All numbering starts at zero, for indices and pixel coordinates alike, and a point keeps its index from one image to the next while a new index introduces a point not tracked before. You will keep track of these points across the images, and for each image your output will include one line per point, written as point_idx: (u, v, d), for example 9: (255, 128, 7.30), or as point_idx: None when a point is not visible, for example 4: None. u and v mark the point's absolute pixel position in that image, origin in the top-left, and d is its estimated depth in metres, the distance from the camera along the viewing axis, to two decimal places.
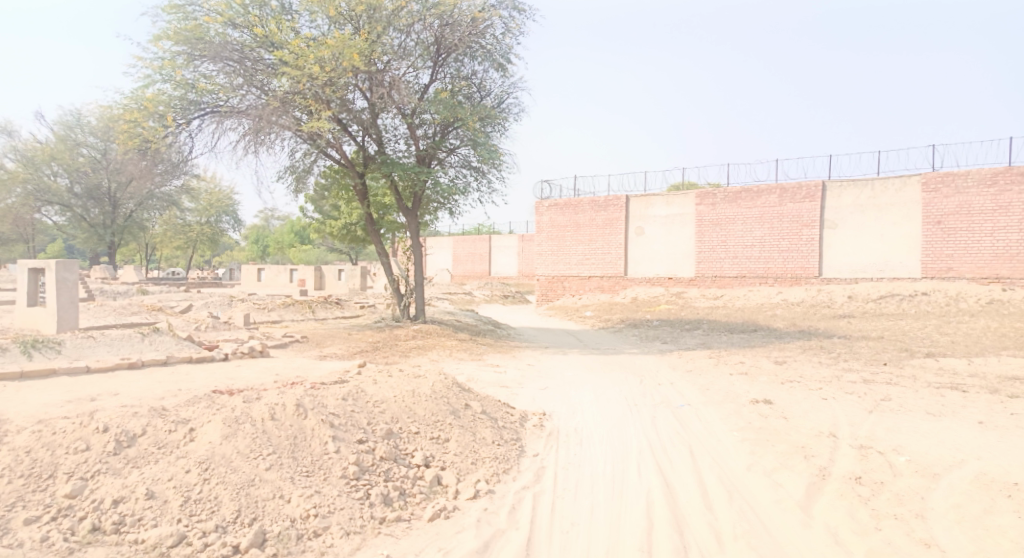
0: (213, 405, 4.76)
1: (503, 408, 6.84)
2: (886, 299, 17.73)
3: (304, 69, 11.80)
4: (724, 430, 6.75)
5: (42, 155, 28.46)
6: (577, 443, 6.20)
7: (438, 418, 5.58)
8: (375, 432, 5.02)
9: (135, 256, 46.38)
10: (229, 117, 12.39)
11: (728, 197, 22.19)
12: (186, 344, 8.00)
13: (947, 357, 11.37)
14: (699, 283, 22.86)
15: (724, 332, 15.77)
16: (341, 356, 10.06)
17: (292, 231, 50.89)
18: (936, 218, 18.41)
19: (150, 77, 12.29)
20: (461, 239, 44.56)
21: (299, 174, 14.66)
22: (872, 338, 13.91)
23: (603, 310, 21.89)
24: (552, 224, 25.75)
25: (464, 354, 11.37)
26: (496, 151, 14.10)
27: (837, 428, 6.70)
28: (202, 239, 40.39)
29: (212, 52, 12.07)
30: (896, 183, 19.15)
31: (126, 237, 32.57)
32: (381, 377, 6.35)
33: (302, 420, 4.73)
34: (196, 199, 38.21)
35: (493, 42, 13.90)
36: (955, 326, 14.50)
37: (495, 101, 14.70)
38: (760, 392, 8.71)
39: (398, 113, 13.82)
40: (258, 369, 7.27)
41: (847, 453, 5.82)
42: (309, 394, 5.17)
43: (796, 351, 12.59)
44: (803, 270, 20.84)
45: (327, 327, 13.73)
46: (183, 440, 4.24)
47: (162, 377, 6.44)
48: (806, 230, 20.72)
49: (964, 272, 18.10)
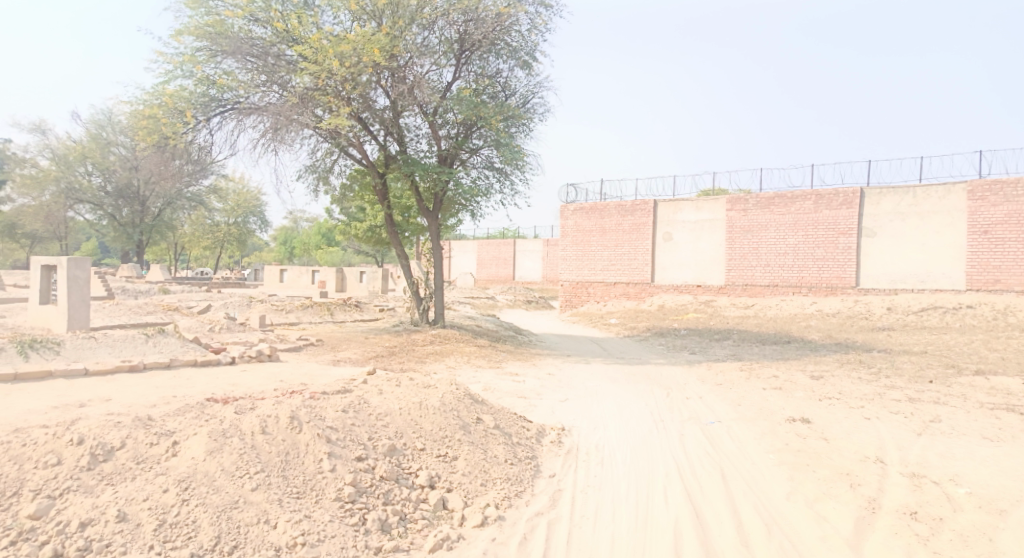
0: (202, 416, 4.42)
1: (518, 422, 6.40)
2: (928, 312, 16.82)
3: (323, 65, 11.54)
4: (758, 451, 6.21)
5: (75, 154, 28.98)
6: (598, 462, 5.72)
7: (446, 434, 5.17)
8: (377, 448, 4.62)
9: (166, 255, 47.21)
10: (249, 114, 12.24)
11: (760, 203, 21.42)
12: (192, 347, 7.75)
13: (999, 375, 10.56)
14: (729, 291, 22.11)
15: (755, 343, 15.07)
16: (354, 361, 9.73)
17: (318, 233, 51.25)
18: (984, 228, 17.41)
19: (172, 73, 12.22)
20: (485, 243, 44.25)
21: (321, 175, 14.48)
22: (914, 353, 13.10)
23: (628, 316, 21.28)
24: (576, 229, 25.26)
25: (482, 361, 10.96)
26: (520, 152, 13.66)
27: (883, 453, 6.09)
28: (229, 239, 40.81)
29: (232, 48, 11.95)
30: (940, 190, 18.19)
31: (154, 237, 33.04)
32: (388, 386, 5.93)
33: (296, 434, 4.35)
34: (224, 200, 38.64)
35: (519, 39, 13.52)
36: (1004, 341, 13.60)
37: (520, 101, 14.29)
38: (795, 409, 8.10)
39: (420, 112, 13.54)
40: (263, 374, 6.96)
41: (898, 483, 5.22)
42: (306, 405, 4.78)
43: (833, 365, 11.87)
44: (839, 279, 19.97)
45: (344, 330, 13.47)
46: (164, 456, 3.91)
47: (160, 382, 6.16)
48: (842, 237, 19.85)
49: (1013, 285, 17.08)
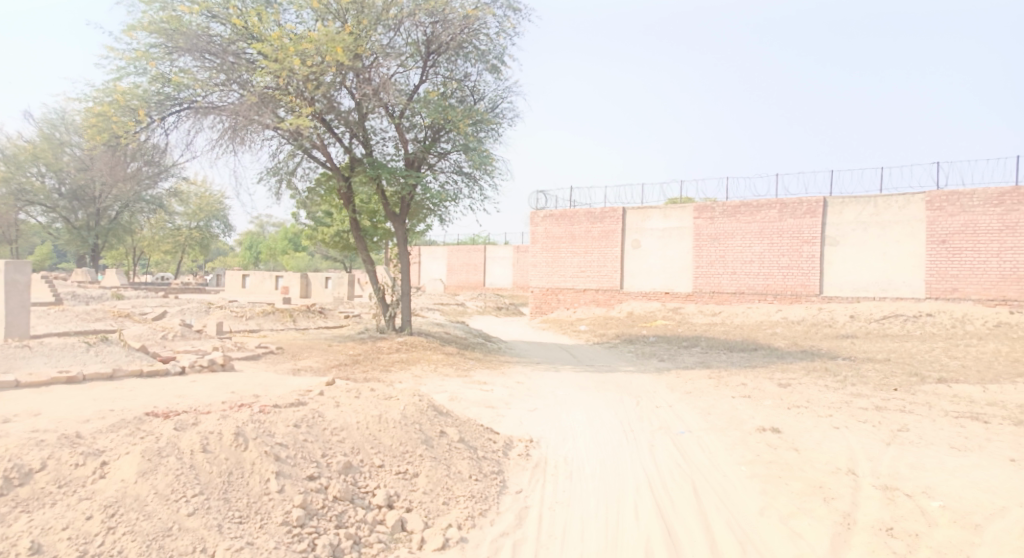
0: (137, 433, 4.06)
1: (484, 434, 6.15)
2: (889, 320, 17.13)
3: (284, 63, 11.17)
4: (730, 463, 6.07)
5: (26, 154, 27.75)
6: (567, 476, 5.50)
7: (406, 449, 4.89)
8: (331, 466, 4.33)
9: (124, 260, 45.61)
10: (207, 114, 11.77)
11: (727, 211, 21.63)
12: (138, 356, 7.31)
13: (959, 382, 10.72)
14: (697, 299, 22.22)
15: (723, 350, 15.10)
16: (314, 369, 9.35)
17: (284, 238, 50.22)
18: (942, 237, 17.85)
19: (123, 69, 11.68)
20: (455, 249, 43.89)
21: (283, 177, 14.01)
22: (877, 360, 13.26)
23: (597, 324, 21.21)
24: (546, 235, 25.15)
25: (449, 369, 10.66)
26: (489, 156, 13.45)
27: (854, 464, 6.02)
28: (190, 243, 39.64)
29: (188, 44, 11.50)
30: (900, 200, 18.61)
31: (110, 240, 31.84)
32: (346, 398, 5.61)
33: (241, 452, 4.03)
34: (185, 203, 37.52)
35: (487, 42, 13.35)
36: (963, 349, 13.89)
37: (489, 106, 14.09)
38: (764, 418, 8.03)
39: (386, 114, 13.24)
40: (213, 385, 6.56)
41: (871, 496, 5.12)
42: (254, 420, 4.45)
43: (799, 373, 11.92)
44: (804, 287, 20.23)
45: (306, 337, 13.02)
46: (91, 478, 3.54)
47: (98, 393, 5.73)
48: (807, 246, 20.14)
49: (970, 293, 17.51)
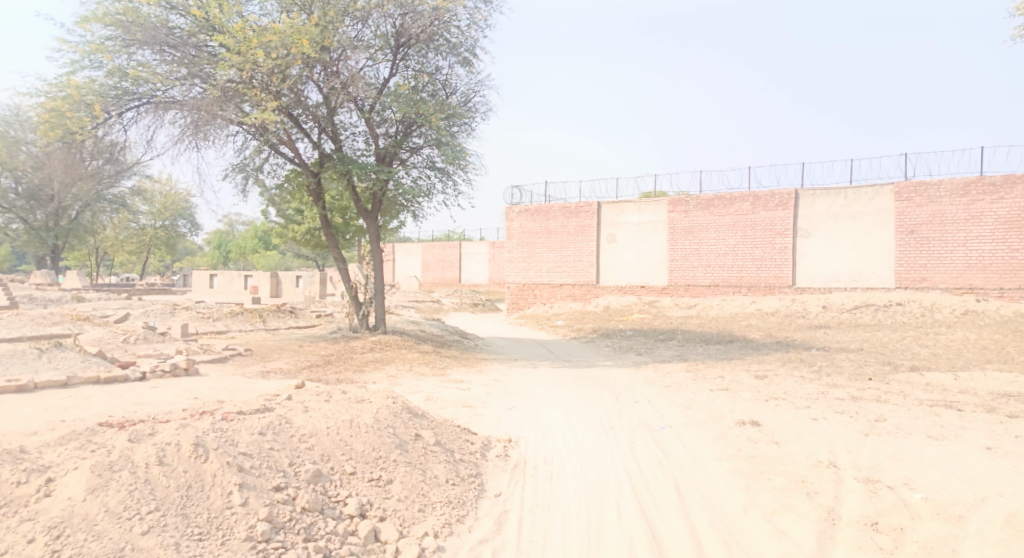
0: (87, 445, 3.72)
1: (461, 436, 5.97)
2: (860, 310, 17.37)
3: (247, 55, 10.79)
4: (711, 459, 5.99)
5: None
6: (547, 477, 5.35)
7: (379, 455, 4.69)
8: (299, 475, 4.09)
9: (87, 261, 44.17)
10: (167, 109, 11.32)
11: (701, 204, 21.73)
12: (95, 361, 6.93)
13: (931, 371, 10.88)
14: (672, 292, 22.30)
15: (699, 343, 15.13)
16: (284, 372, 9.04)
17: (255, 236, 49.21)
18: (910, 228, 18.17)
19: (77, 63, 11.16)
20: (430, 246, 43.49)
21: (249, 173, 13.57)
22: (851, 350, 13.41)
23: (574, 319, 21.14)
24: (522, 231, 24.99)
25: (425, 368, 10.44)
26: (462, 151, 13.23)
27: (835, 456, 5.99)
28: (156, 242, 38.52)
29: (146, 36, 11.04)
30: (870, 192, 18.91)
31: (71, 241, 30.72)
32: (315, 402, 5.36)
33: (201, 464, 3.73)
34: (150, 202, 36.39)
35: (459, 34, 13.11)
36: (933, 337, 14.13)
37: (461, 99, 13.86)
38: (743, 411, 7.99)
39: (355, 108, 12.91)
40: (175, 391, 6.24)
41: (853, 489, 5.08)
42: (216, 429, 4.18)
43: (775, 364, 11.97)
44: (777, 278, 20.43)
45: (277, 338, 12.65)
46: (33, 497, 3.20)
47: (48, 403, 5.36)
48: (779, 238, 20.35)
49: (938, 282, 17.85)
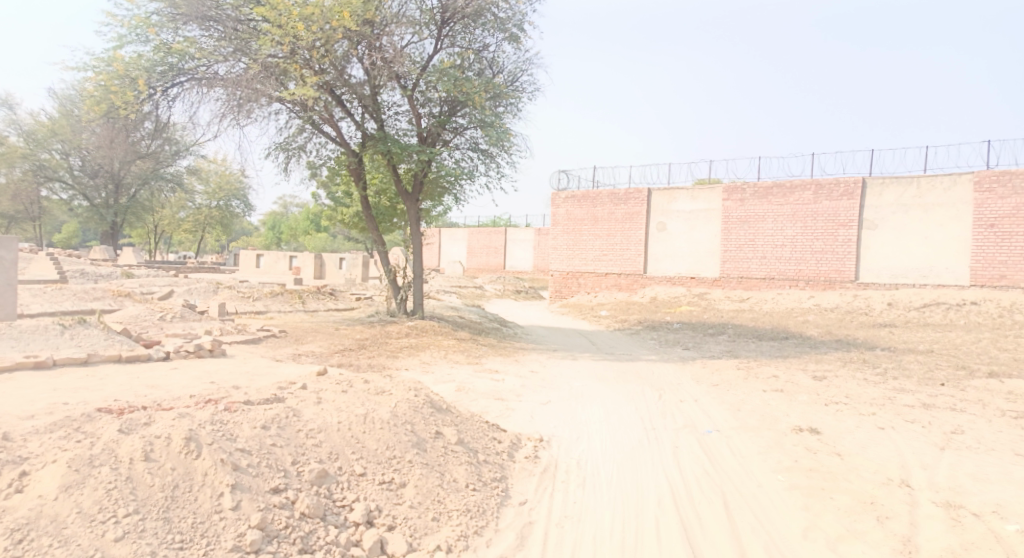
0: (73, 435, 3.43)
1: (488, 433, 5.53)
2: (930, 308, 16.05)
3: (286, 28, 10.52)
4: (765, 470, 5.35)
5: (44, 131, 27.63)
6: (580, 485, 4.84)
7: (394, 454, 4.29)
8: (303, 476, 3.74)
9: (147, 239, 45.83)
10: (209, 85, 11.20)
11: (758, 192, 20.57)
12: (118, 340, 6.89)
13: (1013, 378, 9.78)
14: (724, 284, 21.28)
15: (752, 339, 14.24)
16: (315, 355, 8.83)
17: (307, 218, 50.16)
18: (990, 221, 16.64)
19: (124, 38, 11.14)
20: (476, 231, 43.26)
21: (291, 152, 13.42)
22: (920, 352, 12.31)
23: (619, 309, 20.47)
24: (568, 217, 24.33)
25: (459, 356, 10.06)
26: (506, 132, 12.69)
27: (907, 473, 5.22)
28: (211, 222, 39.57)
29: (191, 10, 10.93)
30: (945, 181, 17.40)
31: (130, 218, 31.74)
32: (331, 393, 5.00)
33: (192, 461, 3.40)
34: (205, 182, 37.36)
35: (507, 10, 12.54)
36: (1014, 341, 12.85)
37: (507, 79, 13.31)
38: (801, 416, 7.24)
39: (398, 87, 12.53)
40: (194, 374, 6.07)
41: (932, 515, 4.35)
42: (214, 421, 3.86)
43: (835, 365, 11.06)
44: (838, 273, 19.16)
45: (314, 320, 12.57)
46: (3, 493, 2.90)
47: (61, 382, 5.23)
48: (842, 230, 19.03)
49: (1020, 281, 16.31)
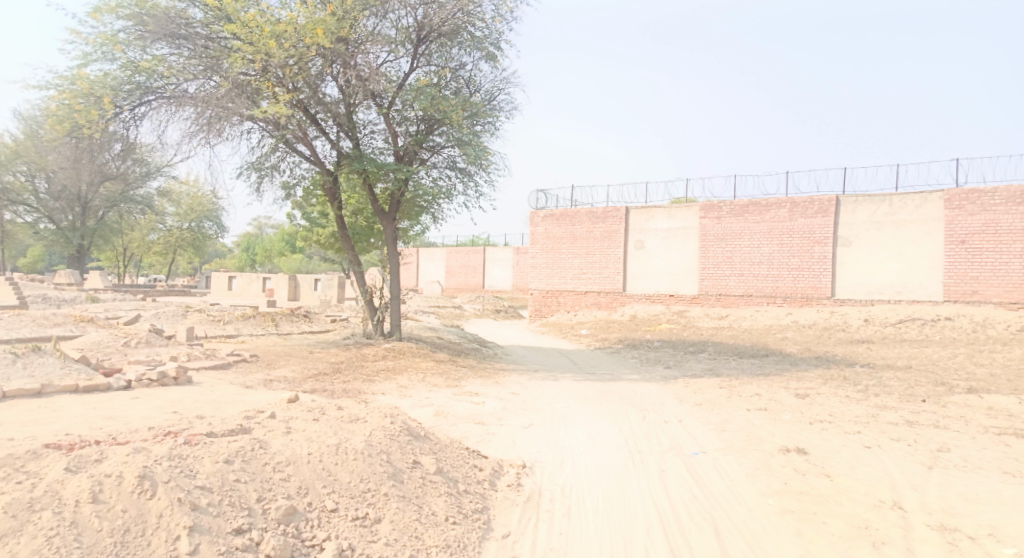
0: (14, 475, 3.14)
1: (468, 461, 5.30)
2: (906, 324, 16.24)
3: (258, 46, 10.34)
4: (754, 494, 5.20)
5: (8, 153, 26.88)
6: (565, 514, 4.63)
7: (368, 487, 4.05)
8: (269, 514, 3.48)
9: (116, 262, 44.67)
10: (177, 103, 10.93)
11: (734, 211, 20.76)
12: (76, 368, 6.53)
13: (993, 393, 9.85)
14: (702, 301, 21.35)
15: (732, 357, 14.21)
16: (287, 380, 8.51)
17: (282, 239, 49.51)
18: (961, 238, 16.98)
19: (88, 55, 10.85)
20: (454, 251, 43.07)
21: (264, 171, 13.15)
22: (899, 367, 12.38)
23: (599, 327, 20.38)
24: (546, 236, 24.30)
25: (438, 379, 9.81)
26: (484, 150, 12.60)
27: (898, 495, 5.10)
28: (183, 244, 38.73)
29: (159, 28, 10.70)
30: (916, 199, 17.75)
31: (97, 241, 30.90)
32: (301, 422, 4.73)
33: (146, 502, 3.12)
34: (177, 203, 36.67)
35: (484, 28, 12.52)
36: (988, 356, 13.00)
37: (485, 98, 13.26)
38: (787, 436, 7.13)
39: (374, 105, 12.38)
40: (156, 404, 5.74)
41: (927, 540, 4.22)
42: (173, 456, 3.58)
43: (817, 382, 11.04)
44: (815, 289, 19.34)
45: (287, 343, 12.21)
46: None
47: (8, 416, 4.89)
48: (817, 247, 19.27)
49: (991, 296, 16.61)
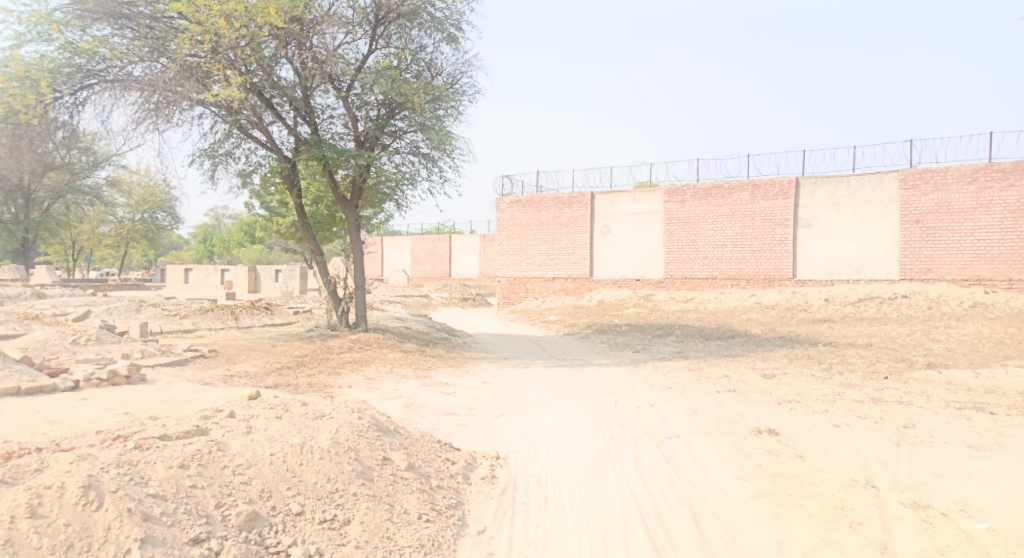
0: None
1: (441, 455, 5.14)
2: (864, 302, 16.66)
3: (206, 25, 9.82)
4: (729, 477, 5.18)
5: None
6: (541, 506, 4.51)
7: (336, 487, 3.85)
8: (229, 520, 3.25)
9: (63, 257, 42.60)
10: (122, 87, 10.34)
11: (698, 194, 20.94)
12: (17, 369, 6.11)
13: (950, 368, 10.14)
14: (668, 285, 21.52)
15: (699, 339, 14.35)
16: (249, 375, 8.19)
17: (241, 230, 48.05)
18: (916, 217, 17.47)
19: (22, 36, 10.14)
20: (419, 239, 42.54)
21: (218, 158, 12.58)
22: (860, 346, 12.67)
23: (568, 313, 20.37)
24: (513, 223, 24.13)
25: (407, 369, 9.59)
26: (448, 135, 12.32)
27: (870, 473, 5.16)
28: (135, 236, 37.22)
29: (100, 7, 10.06)
30: (873, 179, 18.19)
31: (42, 235, 29.36)
32: (263, 421, 4.47)
33: (92, 514, 2.86)
34: (128, 193, 35.18)
35: (444, 9, 12.19)
36: (943, 331, 13.42)
37: (447, 81, 12.95)
38: (757, 417, 7.17)
39: (333, 88, 11.95)
40: (106, 405, 5.39)
41: (902, 518, 4.25)
42: (122, 462, 3.31)
43: (782, 362, 11.22)
44: (777, 271, 19.68)
45: (248, 337, 11.79)
46: None
47: None
48: (779, 228, 19.60)
49: (944, 274, 17.16)
